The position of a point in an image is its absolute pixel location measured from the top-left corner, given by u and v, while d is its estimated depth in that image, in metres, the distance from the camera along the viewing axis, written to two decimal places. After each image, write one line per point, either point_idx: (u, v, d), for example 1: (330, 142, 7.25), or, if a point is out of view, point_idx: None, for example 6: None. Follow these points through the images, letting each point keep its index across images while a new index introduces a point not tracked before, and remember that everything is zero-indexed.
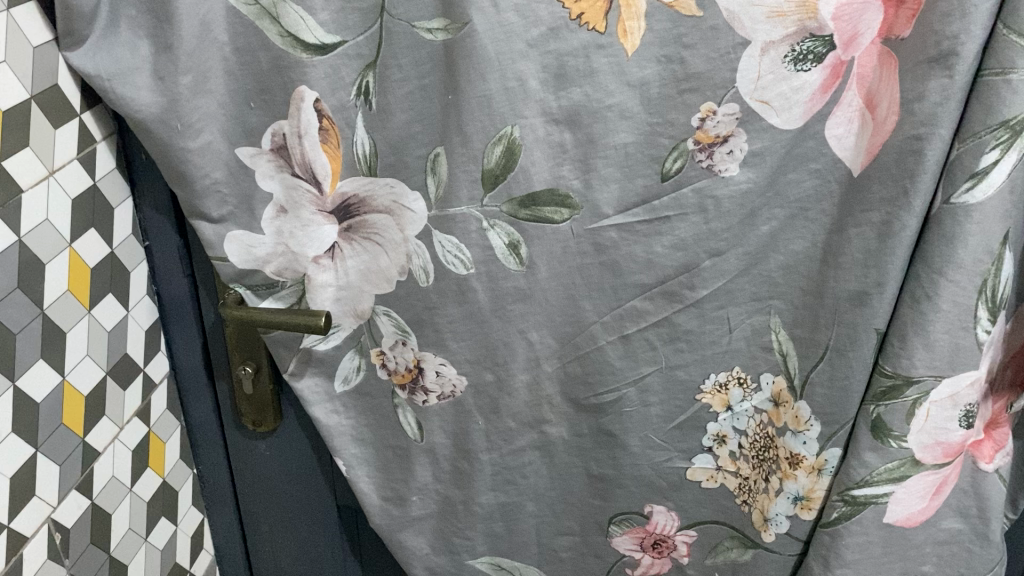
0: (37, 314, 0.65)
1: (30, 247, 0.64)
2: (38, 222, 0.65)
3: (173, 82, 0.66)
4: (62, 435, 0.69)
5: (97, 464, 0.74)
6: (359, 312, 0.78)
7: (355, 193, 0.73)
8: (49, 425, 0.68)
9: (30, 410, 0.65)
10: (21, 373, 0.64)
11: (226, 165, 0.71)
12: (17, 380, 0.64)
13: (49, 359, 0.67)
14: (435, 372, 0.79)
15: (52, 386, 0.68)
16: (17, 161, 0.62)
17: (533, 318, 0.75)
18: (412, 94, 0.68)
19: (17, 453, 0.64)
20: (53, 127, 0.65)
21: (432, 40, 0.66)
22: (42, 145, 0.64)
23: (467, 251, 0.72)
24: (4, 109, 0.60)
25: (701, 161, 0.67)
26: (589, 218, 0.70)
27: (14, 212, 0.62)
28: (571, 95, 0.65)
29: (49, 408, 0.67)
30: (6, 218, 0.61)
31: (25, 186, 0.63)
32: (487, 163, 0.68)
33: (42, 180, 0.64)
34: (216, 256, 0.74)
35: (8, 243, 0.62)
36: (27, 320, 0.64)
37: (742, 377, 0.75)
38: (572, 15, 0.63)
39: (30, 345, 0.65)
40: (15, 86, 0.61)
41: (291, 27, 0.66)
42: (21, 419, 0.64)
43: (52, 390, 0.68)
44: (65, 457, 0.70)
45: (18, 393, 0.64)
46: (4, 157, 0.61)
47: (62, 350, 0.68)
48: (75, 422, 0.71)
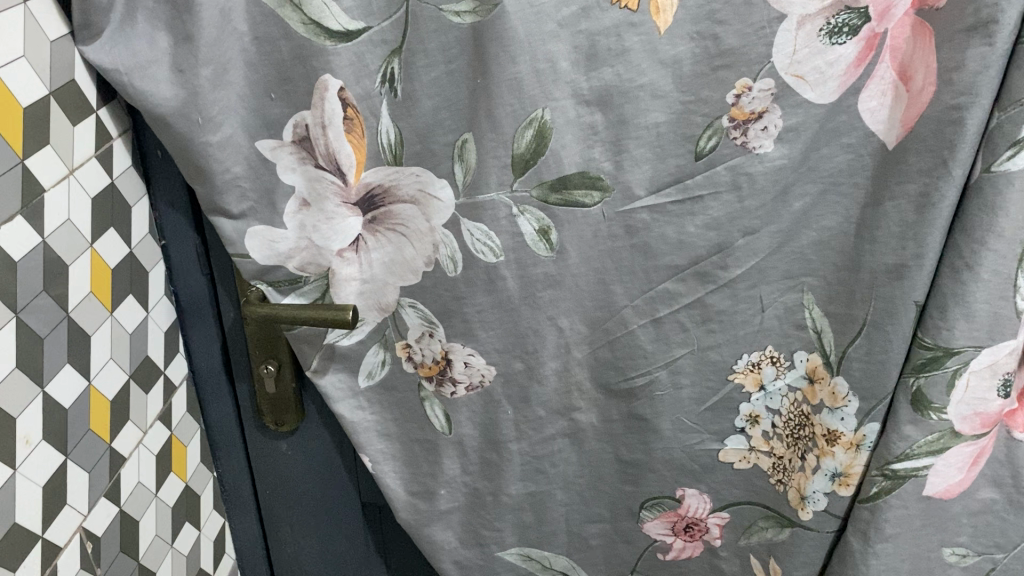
0: (62, 319, 0.63)
1: (53, 248, 0.62)
2: (60, 223, 0.63)
3: (192, 74, 0.65)
4: (90, 442, 0.67)
5: (123, 471, 0.72)
6: (383, 305, 0.77)
7: (379, 183, 0.72)
8: (77, 431, 0.66)
9: (60, 416, 0.64)
10: (49, 379, 0.62)
11: (246, 159, 0.71)
12: (46, 386, 0.62)
13: (76, 363, 0.65)
14: (464, 363, 0.78)
15: (79, 392, 0.66)
16: (39, 160, 0.60)
17: (563, 305, 0.74)
18: (438, 79, 0.67)
19: (48, 462, 0.63)
20: (72, 124, 0.63)
21: (459, 23, 0.64)
22: (62, 143, 0.62)
23: (496, 238, 0.72)
24: (24, 107, 0.58)
25: (735, 138, 0.66)
26: (620, 201, 0.69)
27: (37, 213, 0.60)
28: (603, 75, 0.65)
29: (76, 415, 0.66)
30: (30, 219, 0.59)
31: (46, 186, 0.61)
32: (517, 147, 0.67)
33: (63, 179, 0.63)
34: (238, 253, 0.74)
35: (31, 246, 0.60)
36: (54, 323, 0.62)
37: (774, 357, 0.74)
38: None
39: (57, 350, 0.63)
40: (35, 82, 0.59)
41: (314, 14, 0.65)
42: (51, 427, 0.63)
43: (79, 395, 0.66)
44: (94, 464, 0.68)
45: (48, 399, 0.62)
46: (26, 156, 0.59)
47: (87, 355, 0.67)
48: (103, 427, 0.69)
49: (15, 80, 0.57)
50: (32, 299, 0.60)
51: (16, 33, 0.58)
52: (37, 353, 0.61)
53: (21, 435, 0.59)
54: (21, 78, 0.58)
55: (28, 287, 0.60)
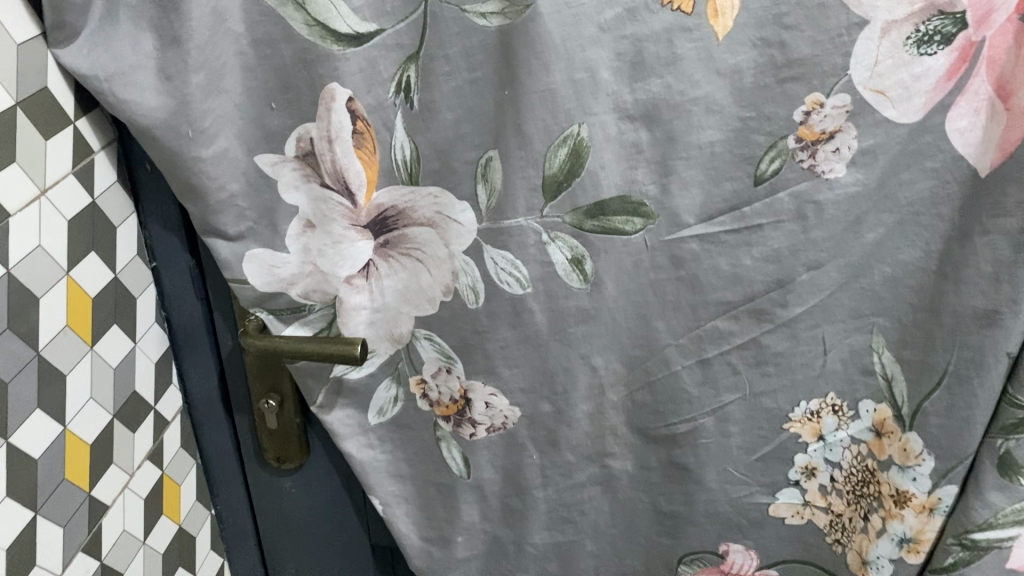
0: (31, 359, 0.56)
1: (21, 279, 0.54)
2: (29, 250, 0.55)
3: (182, 81, 0.57)
4: (65, 493, 0.60)
5: (105, 520, 0.65)
6: (395, 336, 0.69)
7: (392, 204, 0.64)
8: (49, 483, 0.58)
9: (30, 469, 0.56)
10: (15, 428, 0.55)
11: (244, 176, 0.63)
12: (11, 436, 0.54)
13: (48, 407, 0.58)
14: (485, 403, 0.70)
15: (53, 439, 0.58)
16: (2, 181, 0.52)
17: (598, 342, 0.65)
18: (460, 89, 0.59)
19: (13, 521, 0.55)
20: (44, 139, 0.56)
21: (484, 26, 0.56)
22: (32, 160, 0.55)
23: (523, 267, 0.63)
24: None
25: (802, 160, 0.57)
26: (666, 227, 0.60)
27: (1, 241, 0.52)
28: (650, 86, 0.56)
29: (48, 465, 0.58)
30: None
31: (12, 210, 0.53)
32: (549, 168, 0.59)
33: (32, 201, 0.55)
34: (236, 278, 0.67)
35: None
36: (21, 364, 0.55)
37: (836, 405, 0.66)
38: None
39: (26, 394, 0.55)
40: None
41: (321, 15, 0.57)
42: (17, 482, 0.55)
43: (52, 443, 0.58)
44: (71, 517, 0.61)
45: (14, 451, 0.55)
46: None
47: (62, 397, 0.59)
48: (80, 475, 0.61)
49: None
50: None
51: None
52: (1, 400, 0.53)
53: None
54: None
55: None
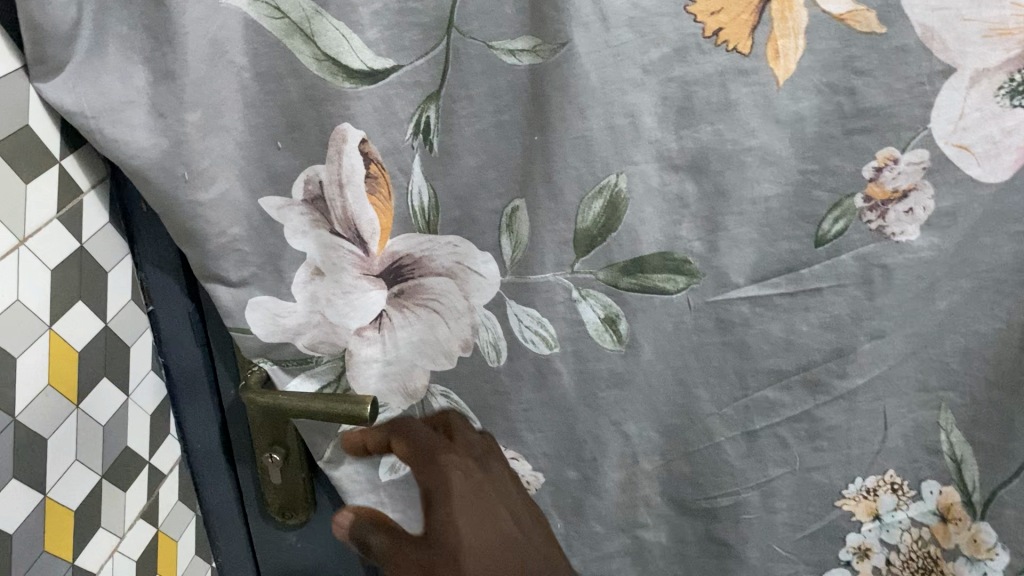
0: (7, 424, 0.50)
1: None
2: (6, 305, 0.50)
3: (177, 119, 0.51)
4: (45, 566, 0.55)
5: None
6: (410, 392, 0.63)
7: (408, 252, 0.58)
8: (26, 558, 0.53)
9: (3, 546, 0.51)
10: None
11: (247, 219, 0.57)
12: None
13: (27, 476, 0.52)
14: (504, 467, 0.64)
15: (30, 510, 0.53)
16: None
17: (632, 409, 0.59)
18: (485, 133, 0.53)
19: None
20: (24, 182, 0.50)
21: (513, 65, 0.50)
22: (9, 206, 0.49)
23: (551, 326, 0.57)
24: None
25: (870, 221, 0.50)
26: (712, 288, 0.54)
27: None
28: (699, 134, 0.49)
29: (26, 538, 0.53)
30: None
31: None
32: (583, 220, 0.53)
33: (10, 252, 0.50)
34: (238, 327, 0.61)
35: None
36: None
37: (896, 483, 0.59)
38: (706, 31, 0.47)
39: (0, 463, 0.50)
40: None
41: (330, 48, 0.51)
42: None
43: (30, 514, 0.53)
44: None
45: None
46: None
47: (43, 463, 0.54)
48: (63, 545, 0.56)
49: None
50: None
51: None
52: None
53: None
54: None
55: None
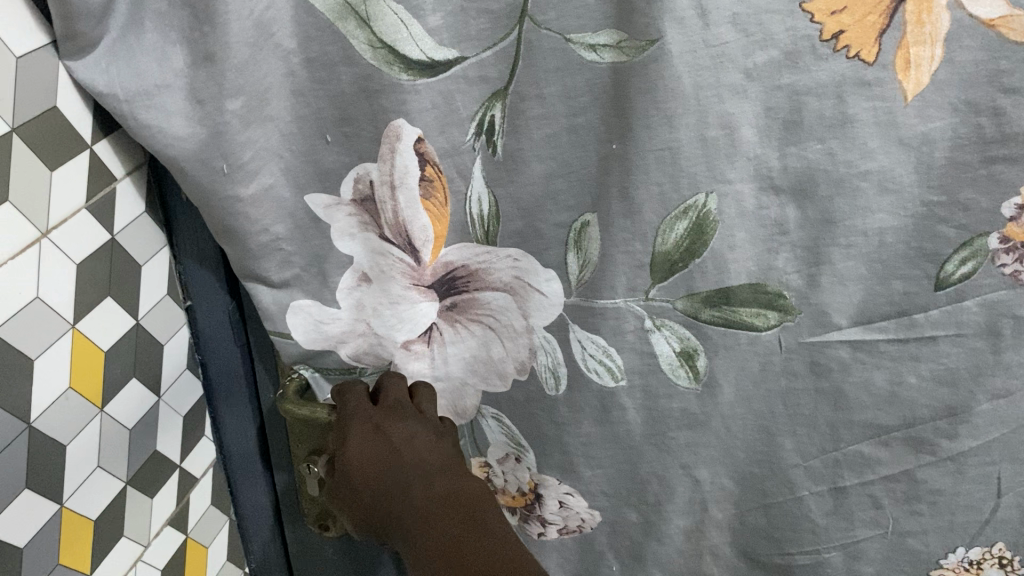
0: (21, 431, 0.46)
1: (13, 341, 0.45)
2: (26, 304, 0.45)
3: (216, 108, 0.46)
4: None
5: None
6: (459, 410, 0.59)
7: (464, 263, 0.52)
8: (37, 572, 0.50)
9: (11, 561, 0.47)
10: None
11: (291, 217, 0.52)
12: None
13: (42, 487, 0.49)
14: (558, 503, 0.58)
15: (46, 522, 0.50)
16: None
17: (704, 453, 0.53)
18: (556, 137, 0.46)
19: None
20: (50, 170, 0.46)
21: (594, 62, 0.43)
22: (32, 197, 0.45)
23: (617, 356, 0.51)
24: None
25: (1004, 265, 0.43)
26: (808, 327, 0.47)
27: None
28: (806, 151, 0.42)
29: (38, 552, 0.49)
30: None
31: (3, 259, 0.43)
32: (661, 243, 0.47)
33: (31, 247, 0.45)
34: (277, 331, 0.56)
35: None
36: (8, 440, 0.46)
37: (1005, 559, 0.50)
38: (825, 34, 0.40)
39: (11, 474, 0.46)
40: None
41: (386, 35, 0.45)
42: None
43: (46, 526, 0.50)
44: None
45: None
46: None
47: (60, 473, 0.50)
48: (78, 556, 0.53)
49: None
50: None
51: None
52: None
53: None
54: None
55: None
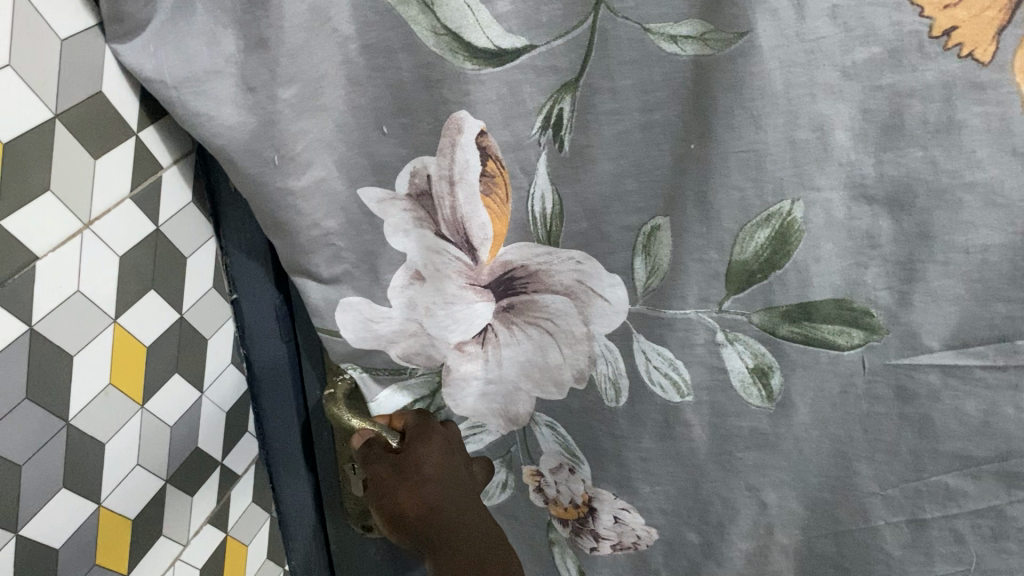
0: (57, 430, 0.45)
1: (51, 337, 0.43)
2: (66, 298, 0.43)
3: (268, 95, 0.44)
4: None
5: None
6: (511, 416, 0.56)
7: (523, 263, 0.50)
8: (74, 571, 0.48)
9: (45, 563, 0.46)
10: (27, 519, 0.44)
11: (343, 211, 0.50)
12: (21, 529, 0.44)
13: (78, 486, 0.47)
14: (612, 518, 0.56)
15: (82, 521, 0.48)
16: (28, 217, 0.40)
17: (773, 475, 0.50)
18: (627, 134, 0.43)
19: None
20: (93, 157, 0.43)
21: (675, 55, 0.40)
22: (74, 186, 0.42)
23: (685, 370, 0.48)
24: (10, 141, 0.38)
25: None
26: (896, 349, 0.43)
27: (22, 293, 0.41)
28: (906, 159, 0.39)
29: (74, 552, 0.48)
30: (8, 304, 0.40)
31: (40, 252, 0.41)
32: (739, 252, 0.43)
33: (72, 238, 0.43)
34: (326, 328, 0.54)
35: (10, 338, 0.41)
36: (44, 438, 0.44)
37: None
38: (935, 31, 0.36)
39: (46, 473, 0.45)
40: (31, 102, 0.39)
41: (451, 21, 0.42)
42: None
43: (82, 525, 0.48)
44: None
45: (26, 544, 0.44)
46: (5, 215, 0.39)
47: (97, 473, 0.48)
48: (116, 557, 0.51)
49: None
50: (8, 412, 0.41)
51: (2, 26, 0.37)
52: (12, 483, 0.42)
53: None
54: (6, 94, 0.38)
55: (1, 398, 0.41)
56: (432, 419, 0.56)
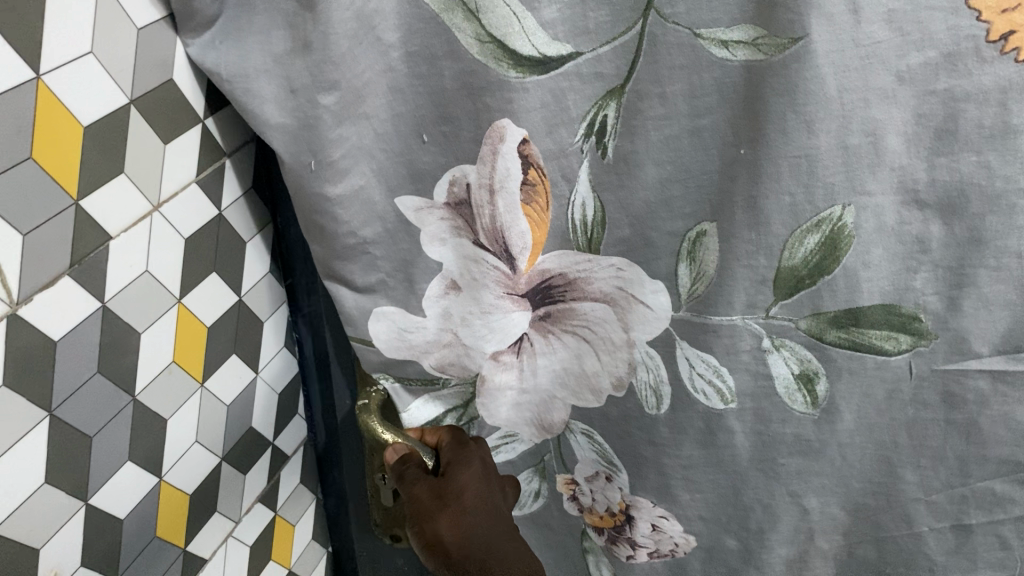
0: (124, 403, 0.47)
1: (121, 314, 0.45)
2: (136, 277, 0.46)
3: (310, 100, 0.45)
4: (156, 550, 0.52)
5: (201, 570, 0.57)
6: (545, 425, 0.56)
7: (562, 271, 0.49)
8: (139, 541, 0.51)
9: (112, 529, 0.48)
10: (95, 488, 0.46)
11: (380, 220, 0.50)
12: (91, 496, 0.46)
13: (141, 456, 0.49)
14: (650, 526, 0.55)
15: (145, 493, 0.50)
16: (103, 200, 0.43)
17: (817, 482, 0.49)
18: (674, 140, 0.43)
19: None
20: (164, 145, 0.46)
21: (726, 60, 0.40)
22: (145, 172, 0.45)
23: (730, 377, 0.48)
24: (89, 125, 0.41)
25: None
26: (944, 354, 0.43)
27: (97, 273, 0.43)
28: (960, 163, 0.38)
29: (138, 522, 0.50)
30: (83, 281, 0.43)
31: (114, 232, 0.44)
32: (788, 258, 0.43)
33: (143, 219, 0.46)
34: (358, 336, 0.55)
35: (84, 314, 0.43)
36: (114, 409, 0.46)
37: None
38: (992, 35, 0.35)
39: (115, 442, 0.47)
40: (106, 90, 0.42)
41: (497, 29, 0.42)
42: (95, 544, 0.47)
43: (145, 497, 0.50)
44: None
45: (95, 510, 0.47)
46: (84, 197, 0.42)
47: (160, 444, 0.51)
48: (175, 530, 0.54)
49: (76, 89, 0.40)
50: (81, 384, 0.44)
51: (85, 21, 0.40)
52: (84, 454, 0.45)
53: (50, 565, 0.44)
54: (88, 85, 0.40)
55: (76, 371, 0.43)
56: (465, 435, 0.56)
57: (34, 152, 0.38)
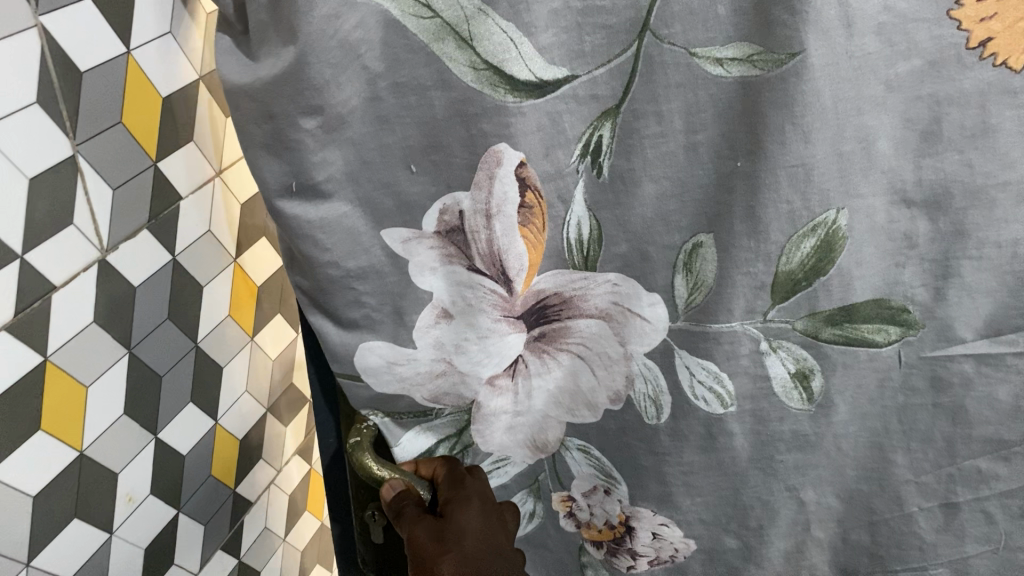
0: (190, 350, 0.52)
1: (184, 270, 0.50)
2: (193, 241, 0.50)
3: (290, 125, 0.44)
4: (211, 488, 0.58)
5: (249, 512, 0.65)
6: (538, 444, 0.56)
7: (557, 291, 0.50)
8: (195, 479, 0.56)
9: (173, 467, 0.53)
10: (166, 423, 0.52)
11: (366, 253, 0.49)
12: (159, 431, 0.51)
13: (198, 402, 0.55)
14: (651, 535, 0.56)
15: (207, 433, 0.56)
16: (175, 165, 0.47)
17: (814, 473, 0.51)
18: (670, 155, 0.44)
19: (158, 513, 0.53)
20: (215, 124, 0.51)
21: (720, 77, 0.41)
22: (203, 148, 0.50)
23: (730, 381, 0.49)
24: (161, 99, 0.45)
25: None
26: (931, 341, 0.46)
27: (166, 230, 0.48)
28: (944, 163, 0.41)
29: (198, 458, 0.56)
30: (161, 236, 0.47)
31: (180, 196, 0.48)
32: (786, 262, 0.45)
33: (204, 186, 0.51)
34: (346, 373, 0.53)
35: (158, 266, 0.48)
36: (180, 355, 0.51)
37: None
38: (971, 42, 0.38)
39: (175, 381, 0.51)
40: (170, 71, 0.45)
41: (493, 56, 0.42)
42: (172, 465, 0.53)
43: (205, 438, 0.56)
44: (214, 512, 0.59)
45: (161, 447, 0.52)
46: (159, 158, 0.46)
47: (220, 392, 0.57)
48: (224, 470, 0.60)
49: (157, 69, 0.44)
50: (158, 327, 0.49)
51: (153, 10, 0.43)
52: (155, 393, 0.50)
53: (124, 493, 0.49)
54: (162, 61, 0.44)
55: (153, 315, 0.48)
56: (460, 465, 0.55)
57: (122, 116, 0.42)
